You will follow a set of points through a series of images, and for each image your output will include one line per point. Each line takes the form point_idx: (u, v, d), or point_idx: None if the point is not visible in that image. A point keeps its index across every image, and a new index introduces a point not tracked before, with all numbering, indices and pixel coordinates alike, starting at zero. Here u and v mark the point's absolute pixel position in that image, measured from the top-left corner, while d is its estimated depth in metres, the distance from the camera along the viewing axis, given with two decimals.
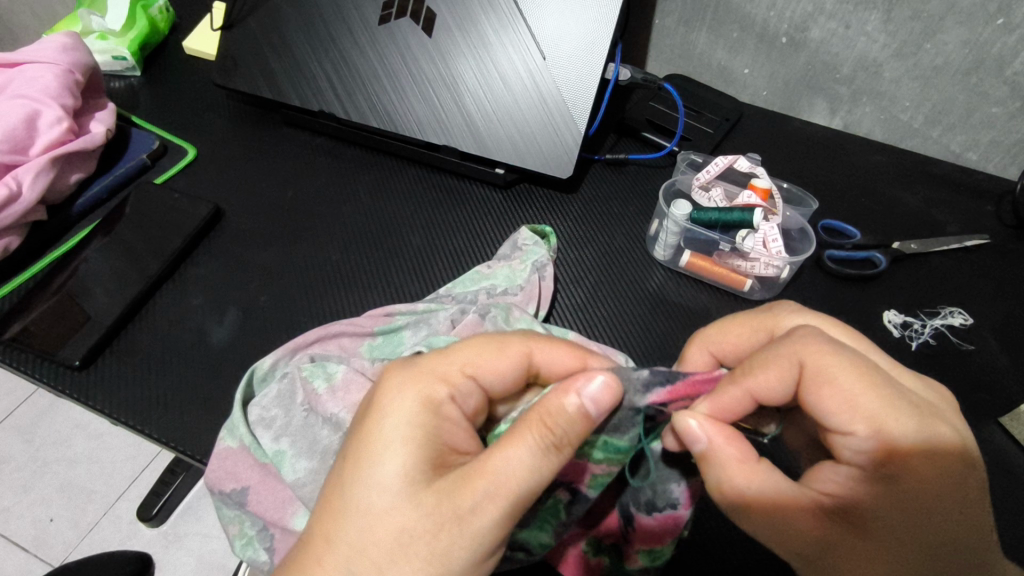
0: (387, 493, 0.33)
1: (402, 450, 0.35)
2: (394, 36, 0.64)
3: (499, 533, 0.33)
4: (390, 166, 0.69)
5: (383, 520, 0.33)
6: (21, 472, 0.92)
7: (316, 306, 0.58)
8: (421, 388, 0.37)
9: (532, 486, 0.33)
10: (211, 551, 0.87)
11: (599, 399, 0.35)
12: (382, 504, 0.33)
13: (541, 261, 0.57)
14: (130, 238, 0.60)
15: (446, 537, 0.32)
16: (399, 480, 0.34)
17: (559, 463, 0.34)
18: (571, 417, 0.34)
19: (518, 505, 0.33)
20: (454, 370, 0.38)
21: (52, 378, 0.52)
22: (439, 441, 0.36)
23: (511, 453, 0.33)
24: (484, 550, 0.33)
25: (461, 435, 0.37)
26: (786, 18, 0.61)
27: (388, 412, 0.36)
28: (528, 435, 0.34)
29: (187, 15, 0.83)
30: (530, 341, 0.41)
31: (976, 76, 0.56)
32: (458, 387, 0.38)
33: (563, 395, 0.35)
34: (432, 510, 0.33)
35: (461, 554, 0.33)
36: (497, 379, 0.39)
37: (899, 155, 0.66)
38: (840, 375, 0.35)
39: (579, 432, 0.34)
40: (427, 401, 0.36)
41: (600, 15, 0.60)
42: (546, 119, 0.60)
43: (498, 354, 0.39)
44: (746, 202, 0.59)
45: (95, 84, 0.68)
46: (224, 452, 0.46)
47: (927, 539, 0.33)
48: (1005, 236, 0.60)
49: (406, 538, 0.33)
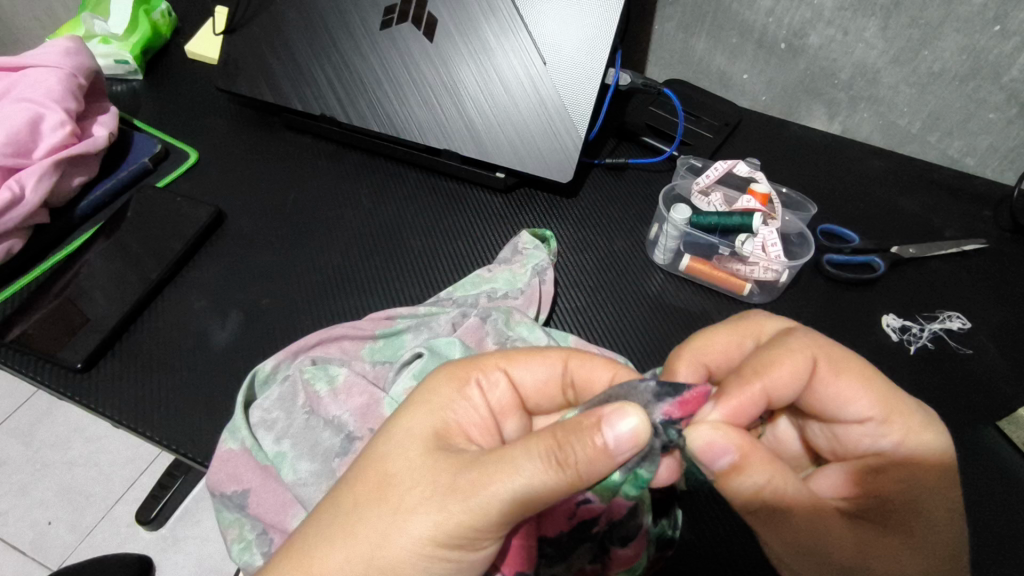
0: (393, 442, 0.36)
1: (422, 412, 0.37)
2: (395, 40, 0.65)
3: (472, 526, 0.32)
4: (391, 169, 0.69)
5: (380, 464, 0.35)
6: (19, 475, 0.92)
7: (317, 310, 0.58)
8: (459, 375, 0.39)
9: (528, 494, 0.32)
10: (210, 554, 0.87)
11: (620, 434, 0.31)
12: (384, 450, 0.36)
13: (542, 265, 0.58)
14: (133, 242, 0.60)
15: (422, 498, 0.33)
16: (407, 435, 0.36)
17: (558, 485, 0.31)
18: (583, 438, 0.32)
19: (500, 507, 0.32)
20: (492, 363, 0.41)
21: (54, 380, 0.52)
22: (456, 419, 0.37)
23: (514, 453, 0.32)
24: (452, 535, 0.33)
25: (478, 425, 0.38)
26: (784, 24, 0.62)
27: (427, 386, 0.39)
28: (535, 444, 0.32)
29: (189, 19, 0.83)
30: (568, 353, 0.41)
31: (973, 83, 0.56)
32: (490, 378, 0.40)
33: (587, 419, 0.32)
34: (422, 470, 0.34)
35: (428, 526, 0.33)
36: (532, 382, 0.42)
37: (898, 159, 0.67)
38: (850, 367, 0.38)
39: (589, 461, 0.31)
40: (461, 384, 0.39)
41: (601, 20, 0.60)
42: (546, 124, 0.61)
43: (535, 358, 0.41)
44: (745, 206, 0.59)
45: (98, 87, 0.69)
46: (226, 455, 0.46)
47: (943, 537, 0.36)
48: (1003, 241, 0.60)
49: (390, 483, 0.34)
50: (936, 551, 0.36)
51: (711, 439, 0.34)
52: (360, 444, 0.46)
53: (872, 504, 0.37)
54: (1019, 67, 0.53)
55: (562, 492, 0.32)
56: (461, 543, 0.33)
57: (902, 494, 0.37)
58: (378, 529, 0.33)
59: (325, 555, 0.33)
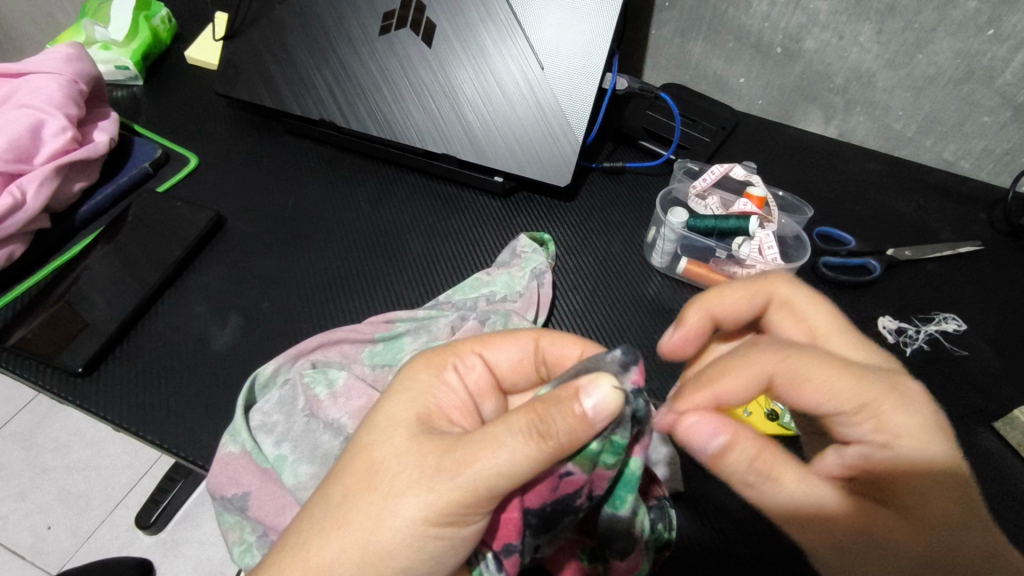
0: (378, 430, 0.36)
1: (404, 400, 0.38)
2: (394, 45, 0.65)
3: (461, 502, 0.33)
4: (390, 174, 0.70)
5: (367, 453, 0.36)
6: (19, 479, 0.92)
7: (317, 313, 0.59)
8: (436, 360, 0.40)
9: (511, 467, 0.32)
10: (209, 558, 0.87)
11: (596, 402, 0.32)
12: (370, 438, 0.36)
13: (540, 268, 0.58)
14: (134, 246, 0.61)
15: (409, 481, 0.33)
16: (392, 423, 0.36)
17: (541, 456, 0.32)
18: (563, 409, 0.32)
19: (485, 481, 0.32)
20: (467, 348, 0.41)
21: (55, 385, 0.53)
22: (436, 404, 0.38)
23: (494, 428, 0.33)
24: (443, 514, 0.33)
25: (458, 407, 0.38)
26: (780, 28, 0.62)
27: (406, 374, 0.40)
28: (515, 417, 0.33)
29: (189, 25, 0.84)
30: (540, 333, 0.42)
31: (967, 86, 0.57)
32: (466, 361, 0.41)
33: (565, 391, 0.33)
34: (408, 455, 0.34)
35: (417, 508, 0.33)
36: (508, 363, 0.42)
37: (893, 163, 0.67)
38: (814, 371, 0.36)
39: (570, 429, 0.32)
40: (439, 369, 0.40)
41: (597, 25, 0.61)
42: (543, 127, 0.61)
43: (508, 339, 0.42)
44: (741, 210, 0.60)
45: (98, 93, 0.69)
46: (227, 458, 0.47)
47: (937, 529, 0.33)
48: (999, 243, 0.61)
49: (378, 471, 0.35)
50: (936, 543, 0.33)
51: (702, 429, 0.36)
52: None
53: (866, 488, 0.36)
54: (1012, 71, 0.54)
55: (547, 463, 0.33)
56: (452, 522, 0.33)
57: (909, 486, 0.34)
58: (369, 515, 0.33)
59: (321, 546, 0.34)
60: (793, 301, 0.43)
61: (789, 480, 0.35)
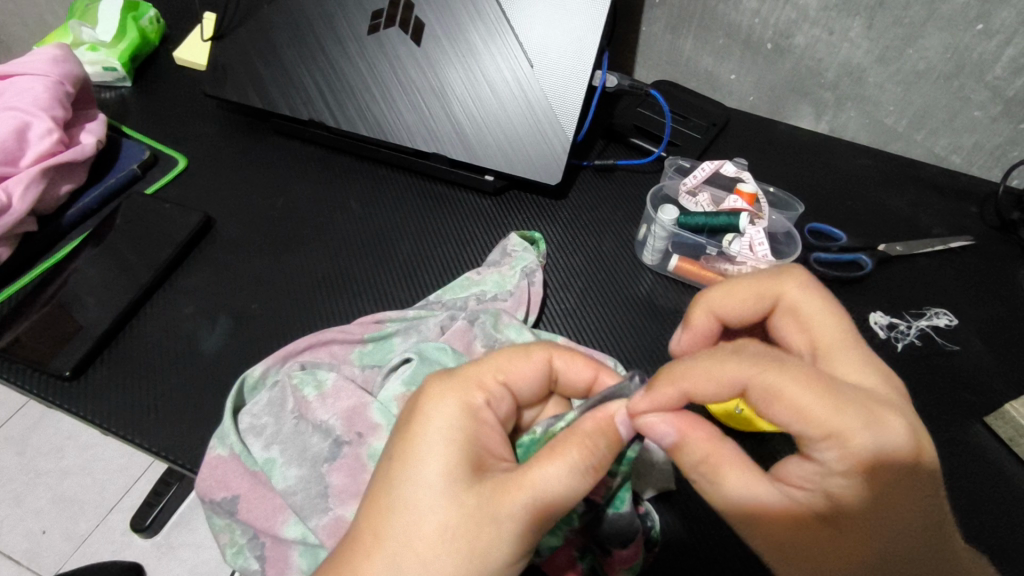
0: (431, 489, 0.34)
1: (436, 445, 0.35)
2: (383, 45, 0.65)
3: (535, 538, 0.34)
4: (380, 174, 0.69)
5: (425, 515, 0.33)
6: (13, 484, 0.92)
7: (308, 314, 0.58)
8: (461, 390, 0.37)
9: (568, 501, 0.33)
10: (205, 562, 0.86)
11: (631, 426, 0.37)
12: (425, 501, 0.33)
13: (530, 267, 0.58)
14: (123, 248, 0.60)
15: (484, 537, 0.33)
16: (441, 475, 0.34)
17: (594, 483, 0.35)
18: (606, 439, 0.35)
19: (555, 516, 0.34)
20: (486, 374, 0.38)
21: (42, 389, 0.52)
22: (479, 445, 0.36)
23: (548, 468, 0.33)
24: (519, 553, 0.34)
25: (496, 439, 0.37)
26: (770, 24, 0.62)
27: (431, 413, 0.36)
28: (570, 454, 0.34)
29: (178, 25, 0.83)
30: (553, 352, 0.41)
31: (958, 80, 0.57)
32: (492, 391, 0.38)
33: (601, 421, 0.36)
34: (473, 510, 0.33)
35: (498, 556, 0.33)
36: (526, 384, 0.40)
37: (885, 158, 0.67)
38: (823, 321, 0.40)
39: (614, 456, 0.35)
40: (464, 400, 0.37)
41: (587, 23, 0.60)
42: (534, 126, 0.61)
43: (522, 358, 0.40)
44: (732, 206, 0.59)
45: (86, 94, 0.69)
46: (215, 461, 0.46)
47: (908, 553, 0.32)
48: (990, 237, 0.61)
49: (447, 532, 0.33)
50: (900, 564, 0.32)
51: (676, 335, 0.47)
52: (348, 449, 0.46)
53: (822, 506, 0.33)
54: (1002, 65, 0.54)
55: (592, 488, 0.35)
56: (526, 556, 0.34)
57: (869, 503, 0.32)
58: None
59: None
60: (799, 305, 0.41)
61: (731, 481, 0.34)
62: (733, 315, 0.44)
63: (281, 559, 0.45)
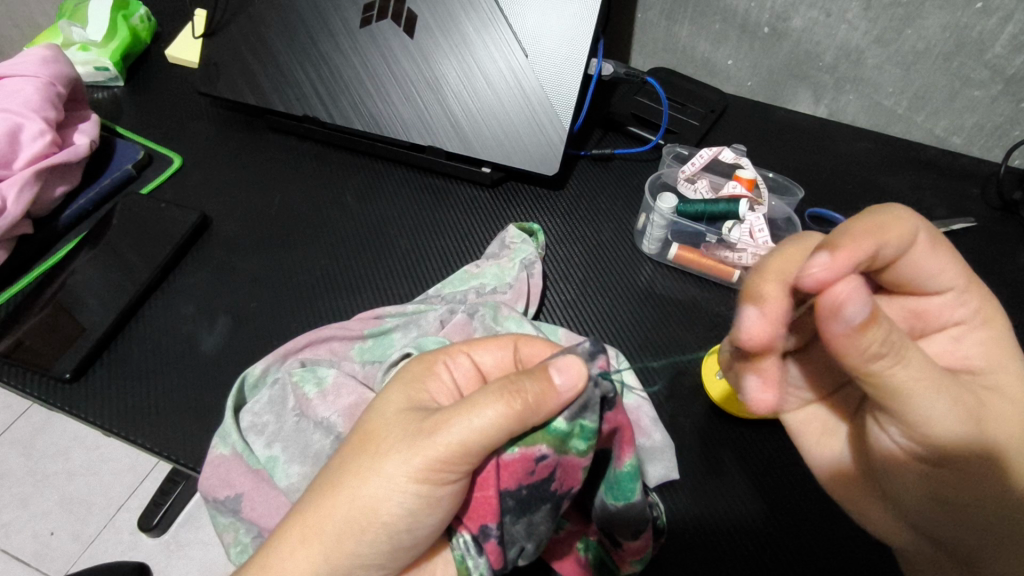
0: (372, 408, 0.39)
1: (397, 387, 0.39)
2: (376, 38, 0.64)
3: (437, 460, 0.34)
4: (376, 168, 0.69)
5: (360, 426, 0.38)
6: (20, 487, 0.92)
7: (308, 310, 0.58)
8: (426, 354, 0.42)
9: (481, 430, 0.33)
10: (213, 559, 0.87)
11: (565, 372, 0.33)
12: (365, 417, 0.38)
13: (529, 259, 0.57)
14: (122, 248, 0.60)
15: (394, 442, 0.36)
16: (390, 403, 0.38)
17: (506, 415, 0.33)
18: (534, 374, 0.34)
19: (459, 443, 0.34)
20: (455, 347, 0.41)
21: (43, 392, 0.52)
22: (427, 390, 0.39)
23: (470, 396, 0.34)
24: (422, 473, 0.34)
25: (445, 394, 0.39)
26: (767, 8, 0.61)
27: (399, 374, 0.41)
28: (491, 385, 0.34)
29: (169, 23, 0.82)
30: (518, 337, 0.42)
31: (957, 60, 0.56)
32: (455, 361, 0.41)
33: (537, 365, 0.35)
34: (396, 423, 0.37)
35: (398, 467, 0.35)
36: (497, 367, 0.41)
37: (884, 140, 0.66)
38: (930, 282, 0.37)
39: (536, 391, 0.33)
40: (429, 363, 0.40)
41: (581, 9, 0.59)
42: (529, 116, 0.61)
43: (491, 341, 0.42)
44: (731, 193, 0.59)
45: (78, 94, 0.68)
46: (218, 460, 0.46)
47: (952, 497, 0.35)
48: (992, 218, 0.60)
49: (366, 437, 0.37)
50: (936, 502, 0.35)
51: (749, 314, 0.36)
52: None
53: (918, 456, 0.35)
54: (1002, 43, 0.53)
55: (516, 426, 0.33)
56: (430, 481, 0.34)
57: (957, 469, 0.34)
58: (357, 479, 0.36)
59: (315, 507, 0.36)
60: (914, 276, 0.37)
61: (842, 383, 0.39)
62: (886, 242, 0.33)
63: None
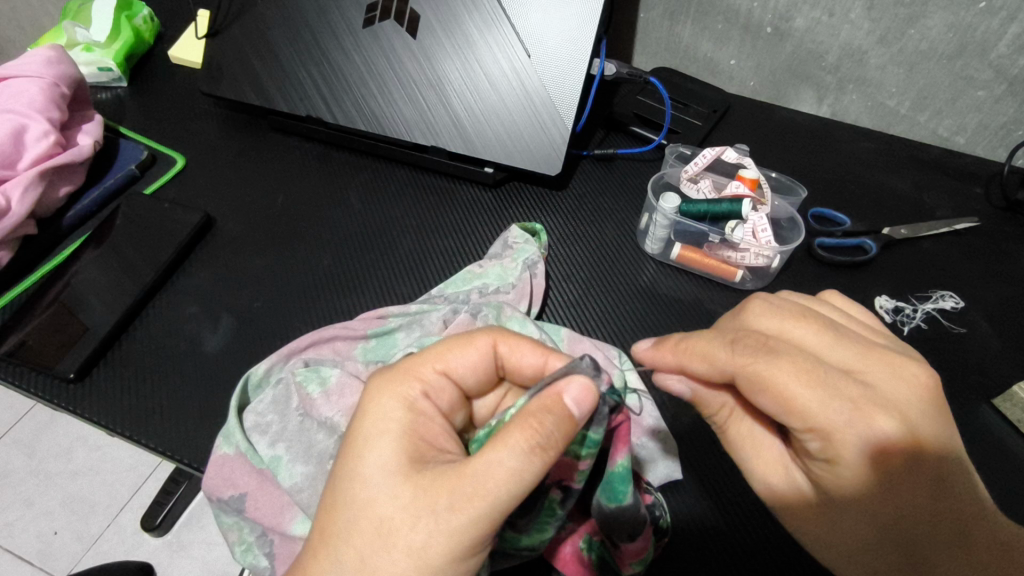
0: (373, 484, 0.34)
1: (386, 444, 0.35)
2: (379, 38, 0.64)
3: (479, 531, 0.32)
4: (379, 168, 0.69)
5: (369, 511, 0.33)
6: (23, 487, 0.92)
7: (312, 309, 0.58)
8: (395, 387, 0.37)
9: (520, 487, 0.32)
10: (216, 559, 0.87)
11: (580, 400, 0.33)
12: (366, 496, 0.34)
13: (532, 259, 0.57)
14: (123, 248, 0.60)
15: (424, 530, 0.32)
16: (383, 473, 0.34)
17: (543, 467, 0.32)
18: (549, 414, 0.33)
19: (497, 509, 0.32)
20: (425, 368, 0.39)
21: (47, 392, 0.52)
22: (422, 439, 0.36)
23: (494, 455, 0.32)
24: (462, 548, 0.32)
25: (440, 432, 0.36)
26: (770, 8, 0.61)
27: (372, 419, 0.37)
28: (513, 439, 0.32)
29: (172, 23, 0.83)
30: (496, 336, 0.40)
31: (961, 60, 0.56)
32: (431, 383, 0.38)
33: (547, 397, 0.34)
34: (412, 503, 0.33)
35: (441, 553, 0.32)
36: (470, 370, 0.40)
37: (887, 140, 0.66)
38: (786, 384, 0.35)
39: (565, 434, 0.33)
40: (404, 400, 0.37)
41: (583, 11, 0.60)
42: (533, 116, 0.61)
43: (465, 346, 0.40)
44: (734, 192, 0.59)
45: (83, 94, 0.68)
46: (222, 459, 0.46)
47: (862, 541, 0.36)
48: (995, 218, 0.60)
49: (389, 529, 0.33)
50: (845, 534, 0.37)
51: (677, 386, 0.42)
52: None
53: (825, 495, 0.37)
54: (1006, 44, 0.53)
55: (548, 470, 0.33)
56: (472, 554, 0.33)
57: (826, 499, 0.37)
58: None
59: None
60: (789, 395, 0.34)
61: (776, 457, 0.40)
62: (692, 365, 0.39)
63: (289, 554, 0.45)
